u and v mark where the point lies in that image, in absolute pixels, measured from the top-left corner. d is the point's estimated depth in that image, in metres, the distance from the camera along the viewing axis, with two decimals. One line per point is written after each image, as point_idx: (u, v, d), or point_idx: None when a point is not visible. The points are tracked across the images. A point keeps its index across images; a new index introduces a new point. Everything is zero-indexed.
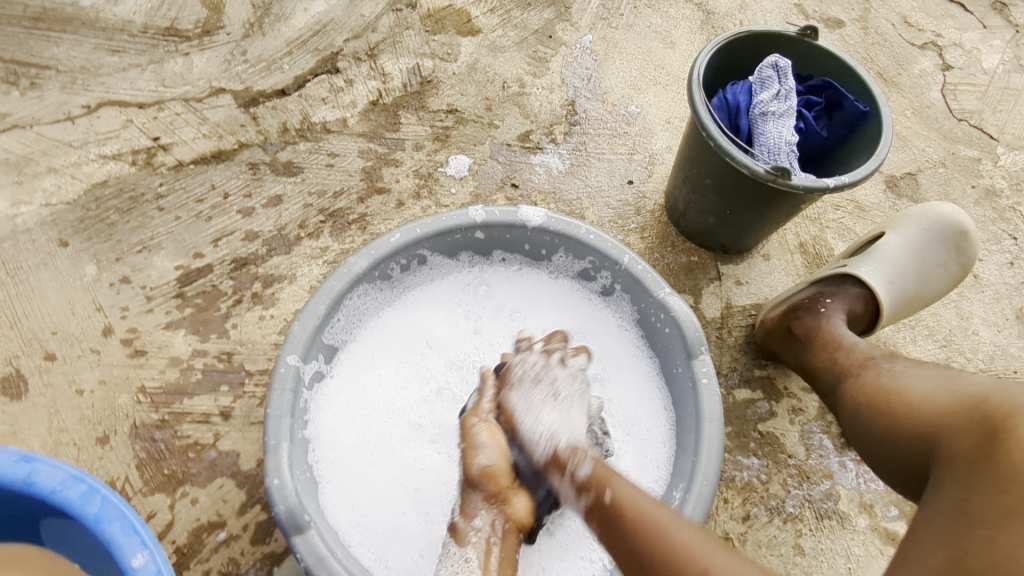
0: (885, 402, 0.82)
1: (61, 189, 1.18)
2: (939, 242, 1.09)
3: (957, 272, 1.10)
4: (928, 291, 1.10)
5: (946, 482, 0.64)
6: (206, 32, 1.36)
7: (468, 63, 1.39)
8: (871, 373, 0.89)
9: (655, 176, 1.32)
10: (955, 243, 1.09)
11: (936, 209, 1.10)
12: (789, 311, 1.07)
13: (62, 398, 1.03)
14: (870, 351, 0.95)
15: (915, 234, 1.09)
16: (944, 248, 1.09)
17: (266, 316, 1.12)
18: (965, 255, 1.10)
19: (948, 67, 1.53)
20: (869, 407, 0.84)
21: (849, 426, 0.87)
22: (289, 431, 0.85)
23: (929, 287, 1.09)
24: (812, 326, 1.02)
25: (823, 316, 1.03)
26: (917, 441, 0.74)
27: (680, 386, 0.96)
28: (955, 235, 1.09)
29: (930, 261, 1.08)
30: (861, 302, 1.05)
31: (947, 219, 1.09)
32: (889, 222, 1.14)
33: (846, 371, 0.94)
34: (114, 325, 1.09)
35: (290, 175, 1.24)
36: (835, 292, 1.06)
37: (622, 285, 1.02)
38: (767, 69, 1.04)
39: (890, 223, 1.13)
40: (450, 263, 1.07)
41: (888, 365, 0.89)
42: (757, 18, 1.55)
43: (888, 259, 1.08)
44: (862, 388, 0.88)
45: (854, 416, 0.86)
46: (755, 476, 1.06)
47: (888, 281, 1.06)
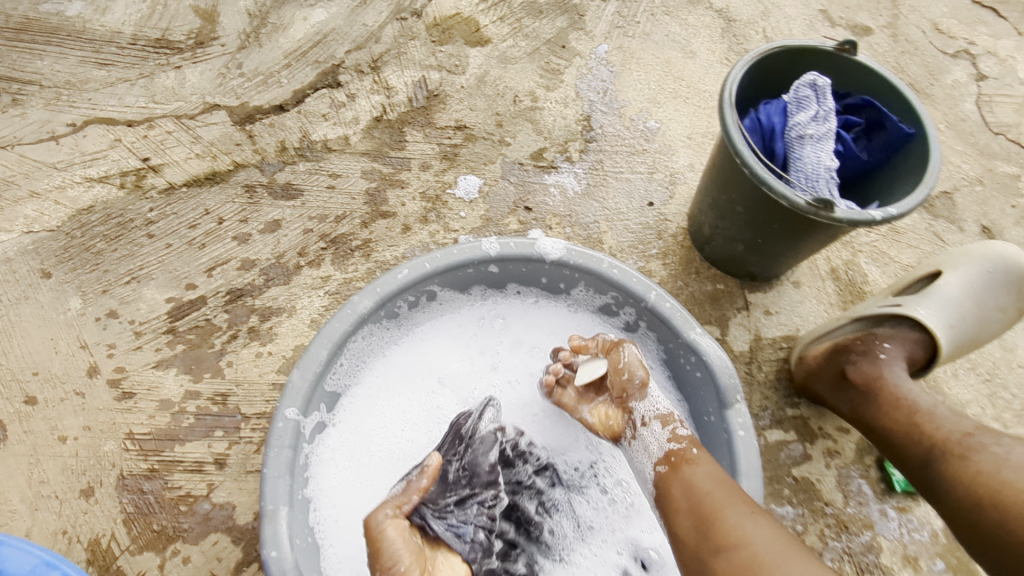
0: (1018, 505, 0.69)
1: (44, 215, 1.11)
2: (1002, 287, 1.02)
3: (1013, 316, 1.04)
4: (983, 334, 1.02)
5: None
6: (198, 43, 1.28)
7: (477, 76, 1.31)
8: (982, 460, 0.77)
9: (677, 197, 1.24)
10: (1017, 287, 1.02)
11: (997, 249, 1.03)
12: (840, 352, 1.00)
13: (43, 446, 0.96)
14: (966, 426, 0.84)
15: (976, 276, 1.02)
16: (1003, 290, 1.02)
17: (263, 353, 1.04)
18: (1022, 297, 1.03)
19: (983, 78, 1.45)
20: (993, 507, 0.72)
21: (964, 527, 0.75)
22: (287, 493, 0.78)
23: (986, 330, 1.02)
24: (873, 375, 0.96)
25: (885, 362, 0.97)
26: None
27: (713, 435, 0.89)
28: (1017, 278, 1.02)
29: (992, 304, 1.01)
30: (921, 348, 0.99)
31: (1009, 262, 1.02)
32: (942, 259, 1.07)
33: (941, 449, 0.83)
34: (100, 364, 1.01)
35: (288, 198, 1.16)
36: (893, 335, 0.99)
37: (648, 322, 0.94)
38: (804, 88, 0.96)
39: (946, 261, 1.06)
40: (462, 297, 0.99)
41: (1001, 450, 0.77)
42: (781, 26, 1.47)
43: (947, 301, 1.00)
44: (977, 478, 0.76)
45: (971, 512, 0.74)
46: (789, 527, 0.99)
47: (948, 325, 0.99)
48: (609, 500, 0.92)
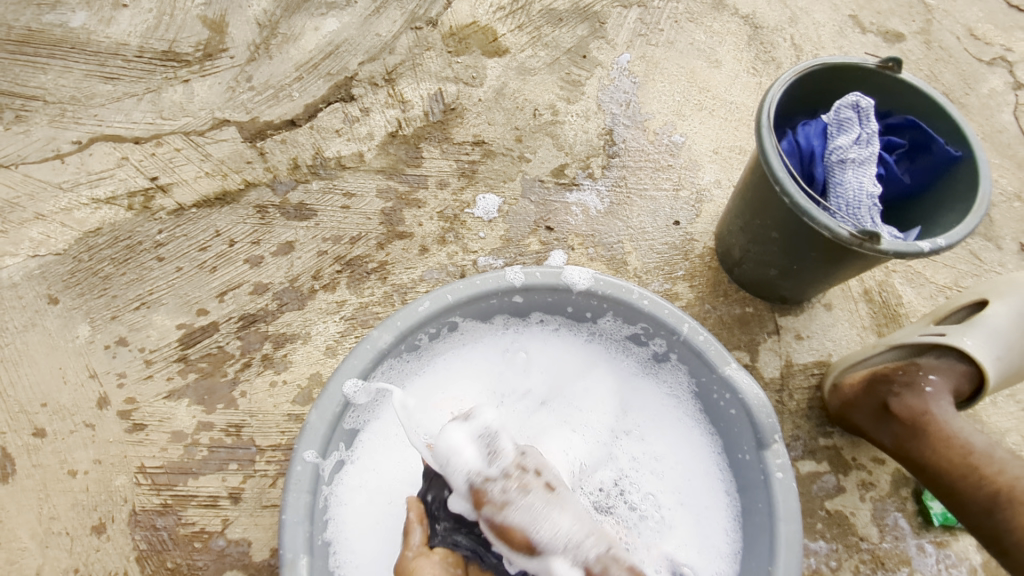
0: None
1: (50, 238, 1.07)
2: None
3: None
4: None
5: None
6: (207, 55, 1.24)
7: (495, 88, 1.27)
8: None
9: (703, 215, 1.19)
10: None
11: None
12: (882, 384, 0.97)
13: (52, 481, 0.93)
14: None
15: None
16: None
17: (278, 382, 1.01)
18: None
19: (1020, 86, 1.40)
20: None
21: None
22: (307, 540, 0.75)
23: None
24: (918, 410, 0.92)
25: (931, 396, 0.92)
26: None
27: (748, 475, 0.85)
28: None
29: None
30: (967, 381, 0.94)
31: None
32: (987, 287, 1.02)
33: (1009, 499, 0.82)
34: (109, 394, 0.98)
35: (302, 219, 1.12)
36: (937, 367, 0.95)
37: (679, 355, 0.90)
38: (846, 109, 0.91)
39: (991, 289, 1.01)
40: (483, 326, 0.94)
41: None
42: (809, 32, 1.41)
43: (994, 333, 0.95)
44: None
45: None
46: (823, 563, 0.97)
47: (995, 357, 0.94)
48: (638, 516, 0.88)
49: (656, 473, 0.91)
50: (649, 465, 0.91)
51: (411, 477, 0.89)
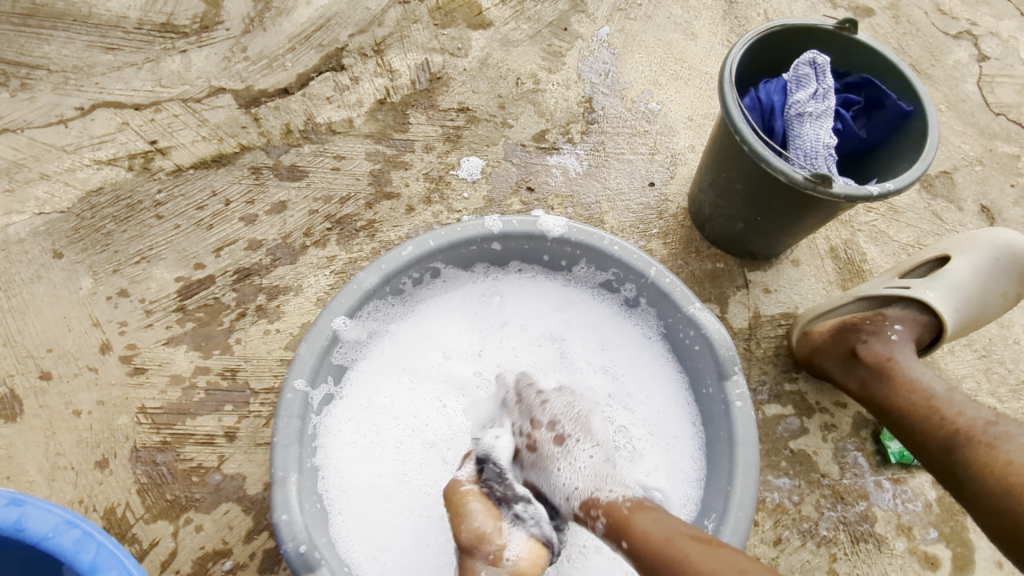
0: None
1: (55, 197, 1.13)
2: (1005, 271, 1.02)
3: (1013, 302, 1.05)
4: (984, 319, 1.04)
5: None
6: (204, 27, 1.30)
7: (479, 59, 1.33)
8: (1015, 451, 0.77)
9: (677, 178, 1.25)
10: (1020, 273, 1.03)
11: (1005, 236, 1.03)
12: (850, 333, 1.00)
13: (58, 420, 0.98)
14: (987, 413, 0.84)
15: (984, 263, 1.02)
16: (1007, 277, 1.03)
17: (272, 330, 1.06)
18: None
19: (984, 58, 1.46)
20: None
21: (994, 518, 0.75)
22: (297, 461, 0.80)
23: (986, 316, 1.03)
24: (883, 356, 0.96)
25: (895, 344, 0.97)
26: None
27: (711, 408, 0.90)
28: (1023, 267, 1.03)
29: (997, 289, 1.02)
30: (927, 331, 1.00)
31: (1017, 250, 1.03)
32: (949, 242, 1.07)
33: (966, 435, 0.83)
34: (112, 341, 1.04)
35: (294, 180, 1.18)
36: (902, 317, 1.00)
37: (648, 298, 0.96)
38: (804, 66, 0.97)
39: (952, 244, 1.06)
40: (465, 274, 1.01)
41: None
42: (783, 7, 1.47)
43: (954, 286, 1.01)
44: (1009, 469, 0.76)
45: (1002, 505, 0.75)
46: (786, 498, 1.01)
47: (954, 309, 1.00)
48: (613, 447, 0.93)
49: (629, 407, 0.97)
50: (622, 400, 0.97)
51: (397, 413, 0.94)
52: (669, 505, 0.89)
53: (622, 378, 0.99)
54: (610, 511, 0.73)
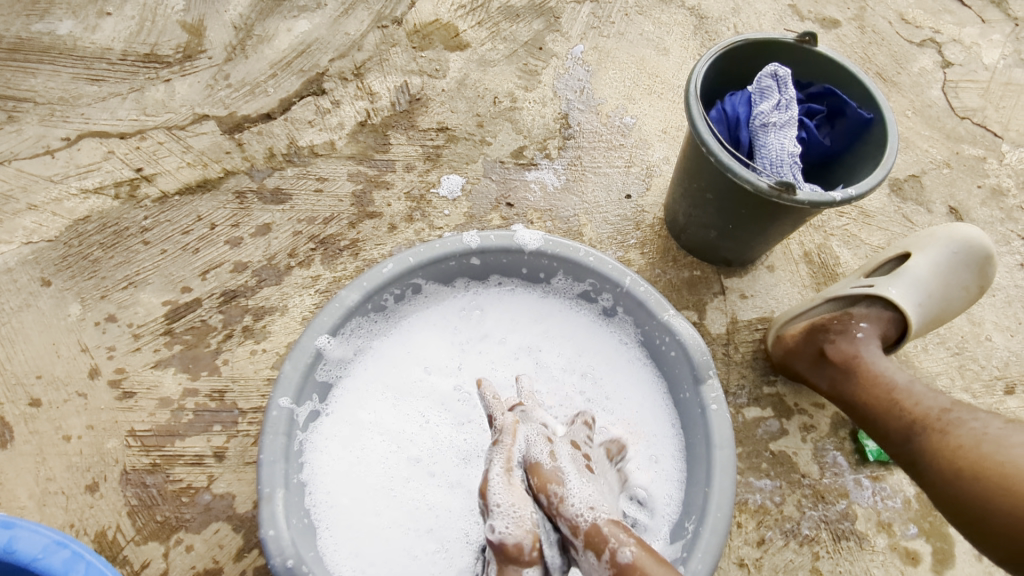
0: (995, 476, 0.74)
1: (42, 226, 1.15)
2: (966, 265, 1.06)
3: (976, 295, 1.08)
4: (950, 312, 1.07)
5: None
6: (187, 57, 1.33)
7: (457, 79, 1.36)
8: (962, 435, 0.80)
9: (653, 189, 1.29)
10: (980, 266, 1.06)
11: (963, 230, 1.07)
12: (819, 333, 1.03)
13: (48, 445, 0.99)
14: (943, 401, 0.87)
15: (943, 257, 1.06)
16: (969, 270, 1.06)
17: (258, 350, 1.08)
18: (987, 277, 1.07)
19: (948, 65, 1.51)
20: (972, 478, 0.76)
21: (948, 499, 0.78)
22: (283, 477, 0.82)
23: (951, 309, 1.06)
24: (850, 354, 0.99)
25: (861, 342, 1.00)
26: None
27: (688, 411, 0.92)
28: (982, 259, 1.06)
29: (958, 284, 1.05)
30: (892, 327, 1.03)
31: (976, 243, 1.06)
32: (910, 241, 1.11)
33: (923, 424, 0.86)
34: (100, 366, 1.05)
35: (278, 203, 1.21)
36: (867, 315, 1.03)
37: (624, 307, 0.98)
38: (766, 78, 1.01)
39: (913, 242, 1.10)
40: (446, 289, 1.03)
41: (979, 425, 0.80)
42: (751, 21, 1.52)
43: (915, 281, 1.04)
44: (958, 452, 0.79)
45: (952, 487, 0.78)
46: (768, 499, 1.03)
47: (917, 304, 1.03)
48: None
49: (608, 411, 0.99)
50: (600, 403, 0.99)
51: (382, 428, 0.95)
52: (652, 504, 0.91)
53: (601, 384, 1.01)
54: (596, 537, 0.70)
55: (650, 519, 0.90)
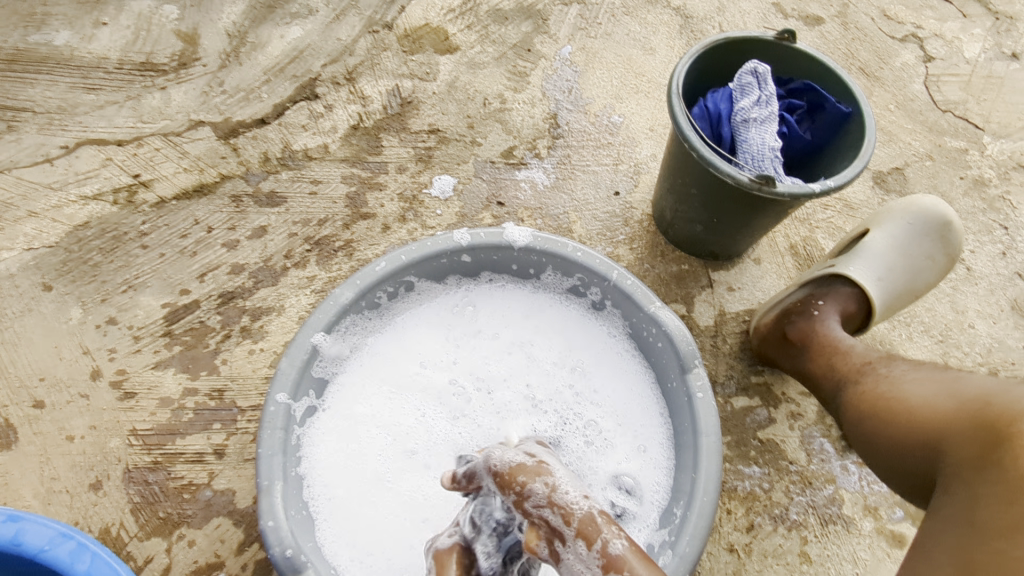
0: (884, 410, 0.81)
1: (43, 233, 1.17)
2: (923, 235, 1.09)
3: (944, 264, 1.10)
4: (918, 285, 1.09)
5: (953, 487, 0.65)
6: (182, 65, 1.35)
7: (448, 82, 1.39)
8: (869, 380, 0.89)
9: (641, 186, 1.31)
10: (939, 234, 1.09)
11: (918, 202, 1.10)
12: (782, 315, 1.07)
13: (52, 445, 1.02)
14: (868, 355, 0.95)
15: (899, 230, 1.10)
16: (929, 240, 1.09)
17: (256, 349, 1.11)
18: (951, 246, 1.10)
19: (930, 59, 1.53)
20: (871, 416, 0.83)
21: (855, 437, 0.86)
22: (281, 469, 0.84)
23: (918, 281, 1.09)
24: (807, 330, 1.03)
25: (818, 318, 1.03)
26: (920, 448, 0.74)
27: (675, 400, 0.95)
28: (939, 226, 1.09)
29: (919, 254, 1.09)
30: (854, 302, 1.06)
31: (930, 212, 1.09)
32: (870, 219, 1.15)
33: (846, 377, 0.94)
34: (102, 367, 1.08)
35: (273, 206, 1.23)
36: (826, 294, 1.06)
37: (612, 300, 1.01)
38: (746, 75, 1.05)
39: (873, 219, 1.14)
40: (438, 286, 1.06)
41: (886, 370, 0.88)
42: (736, 20, 1.54)
43: (874, 256, 1.08)
44: (862, 396, 0.87)
45: (856, 425, 0.86)
46: (757, 485, 1.05)
47: (877, 278, 1.07)
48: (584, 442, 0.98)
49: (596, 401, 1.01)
50: (589, 395, 1.02)
51: (377, 422, 0.98)
52: (640, 491, 0.93)
53: (590, 376, 1.04)
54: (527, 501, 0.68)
55: (638, 506, 0.92)
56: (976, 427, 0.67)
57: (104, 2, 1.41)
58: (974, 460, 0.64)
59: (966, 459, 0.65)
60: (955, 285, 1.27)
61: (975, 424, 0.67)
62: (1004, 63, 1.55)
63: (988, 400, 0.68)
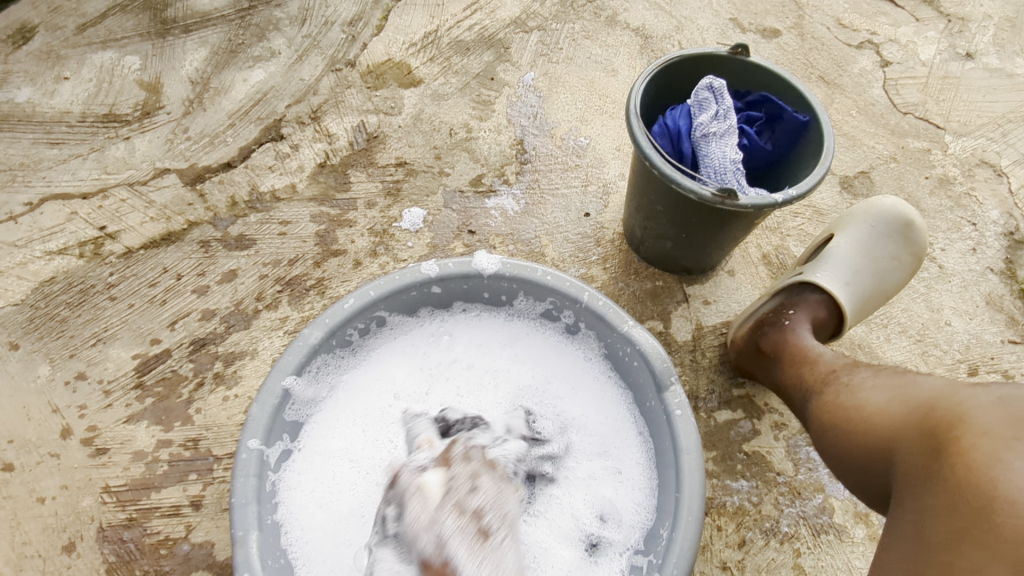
0: (845, 421, 0.80)
1: (8, 291, 1.16)
2: (886, 237, 1.10)
3: (911, 263, 1.11)
4: (886, 286, 1.09)
5: (903, 500, 0.65)
6: (145, 114, 1.36)
7: (413, 115, 1.40)
8: (831, 390, 0.88)
9: (611, 206, 1.32)
10: (901, 234, 1.09)
11: (878, 203, 1.11)
12: (755, 327, 1.07)
13: (22, 509, 0.99)
14: (836, 362, 0.94)
15: (861, 234, 1.10)
16: (892, 241, 1.10)
17: (230, 396, 1.09)
18: (915, 244, 1.10)
19: (887, 64, 1.56)
20: (829, 425, 0.83)
21: (818, 448, 0.85)
22: (256, 519, 0.82)
23: (886, 281, 1.09)
24: (778, 341, 1.02)
25: (789, 327, 1.03)
26: (878, 456, 0.74)
27: (655, 418, 0.94)
28: (901, 227, 1.10)
29: (883, 256, 1.09)
30: (825, 308, 1.05)
31: (892, 212, 1.10)
32: (835, 223, 1.16)
33: (811, 387, 0.93)
34: (72, 425, 1.05)
35: (242, 249, 1.22)
36: (796, 302, 1.06)
37: (586, 322, 1.01)
38: (703, 91, 1.06)
39: (838, 224, 1.15)
40: (411, 320, 1.05)
41: (848, 378, 0.88)
42: (695, 37, 1.57)
43: (840, 261, 1.08)
44: (825, 405, 0.86)
45: (820, 436, 0.85)
46: (745, 499, 1.04)
47: (845, 282, 1.06)
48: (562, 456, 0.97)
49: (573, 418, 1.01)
50: (566, 414, 1.01)
51: (352, 457, 0.95)
52: (623, 508, 0.92)
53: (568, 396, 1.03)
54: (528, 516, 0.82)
55: (619, 528, 0.90)
56: (925, 434, 0.67)
57: (64, 55, 1.41)
58: (922, 467, 0.65)
59: (916, 469, 0.66)
60: (928, 285, 1.27)
61: (922, 432, 0.68)
62: (959, 63, 1.58)
63: (933, 406, 0.69)
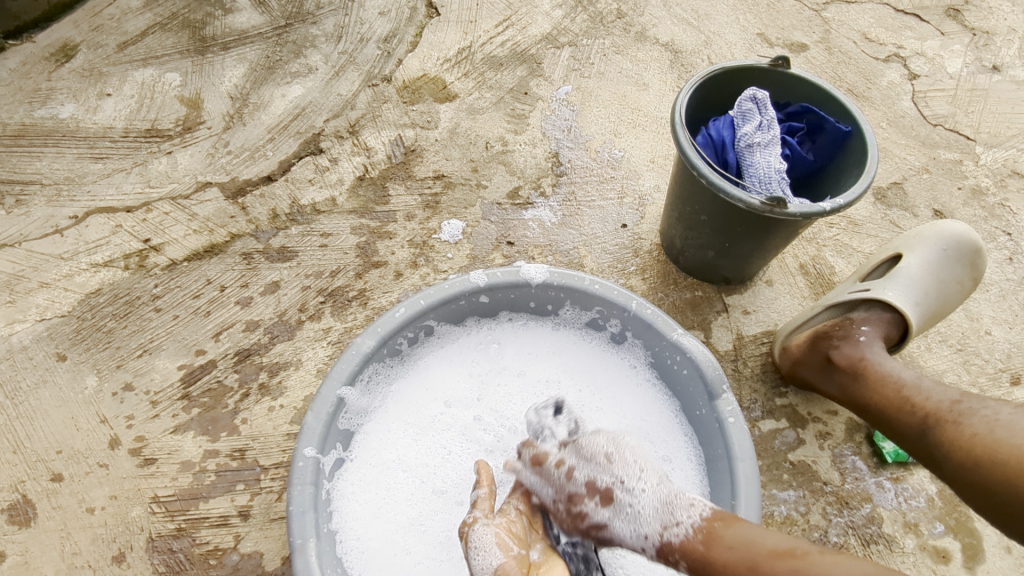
0: (1014, 461, 0.74)
1: (55, 303, 1.17)
2: (956, 261, 1.10)
3: (970, 286, 1.12)
4: (947, 307, 1.10)
5: None
6: (187, 129, 1.38)
7: (449, 129, 1.41)
8: (976, 424, 0.81)
9: (647, 217, 1.33)
10: (970, 261, 1.11)
11: (948, 228, 1.12)
12: (824, 340, 1.05)
13: (72, 519, 0.99)
14: (952, 394, 0.89)
15: (933, 255, 1.10)
16: (959, 265, 1.10)
17: (276, 406, 1.09)
18: (977, 270, 1.12)
19: (915, 77, 1.57)
20: (992, 464, 0.76)
21: (967, 486, 0.79)
22: (314, 527, 0.82)
23: (948, 304, 1.09)
24: (856, 357, 1.00)
25: (864, 344, 1.02)
26: None
27: (706, 426, 0.94)
28: (970, 253, 1.11)
29: (951, 278, 1.09)
30: (894, 327, 1.05)
31: (962, 238, 1.11)
32: (899, 242, 1.15)
33: (934, 417, 0.87)
34: (120, 435, 1.06)
35: (284, 260, 1.23)
36: (868, 319, 1.06)
37: (633, 330, 1.01)
38: (745, 102, 1.08)
39: (903, 243, 1.14)
40: (458, 329, 1.05)
41: (992, 413, 0.81)
42: (723, 51, 1.59)
43: (911, 281, 1.07)
44: (974, 440, 0.80)
45: (970, 472, 0.78)
46: (793, 509, 1.03)
47: (914, 303, 1.06)
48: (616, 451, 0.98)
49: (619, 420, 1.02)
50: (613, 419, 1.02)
51: (404, 465, 0.96)
52: None
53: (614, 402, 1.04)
54: (688, 551, 0.74)
55: None
56: None
57: (106, 72, 1.44)
58: None
59: None
60: None
61: None
62: (986, 76, 1.59)
63: None
